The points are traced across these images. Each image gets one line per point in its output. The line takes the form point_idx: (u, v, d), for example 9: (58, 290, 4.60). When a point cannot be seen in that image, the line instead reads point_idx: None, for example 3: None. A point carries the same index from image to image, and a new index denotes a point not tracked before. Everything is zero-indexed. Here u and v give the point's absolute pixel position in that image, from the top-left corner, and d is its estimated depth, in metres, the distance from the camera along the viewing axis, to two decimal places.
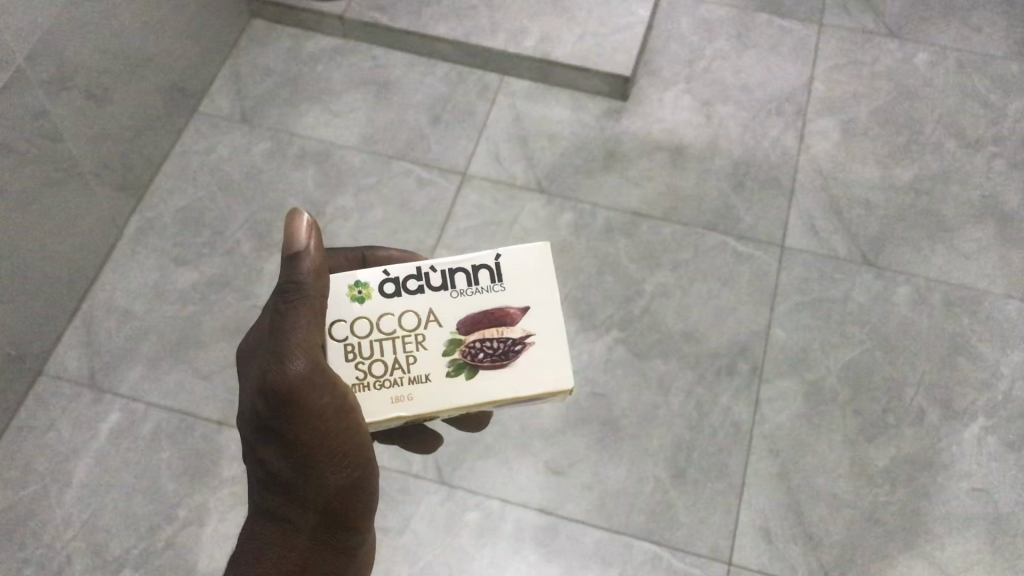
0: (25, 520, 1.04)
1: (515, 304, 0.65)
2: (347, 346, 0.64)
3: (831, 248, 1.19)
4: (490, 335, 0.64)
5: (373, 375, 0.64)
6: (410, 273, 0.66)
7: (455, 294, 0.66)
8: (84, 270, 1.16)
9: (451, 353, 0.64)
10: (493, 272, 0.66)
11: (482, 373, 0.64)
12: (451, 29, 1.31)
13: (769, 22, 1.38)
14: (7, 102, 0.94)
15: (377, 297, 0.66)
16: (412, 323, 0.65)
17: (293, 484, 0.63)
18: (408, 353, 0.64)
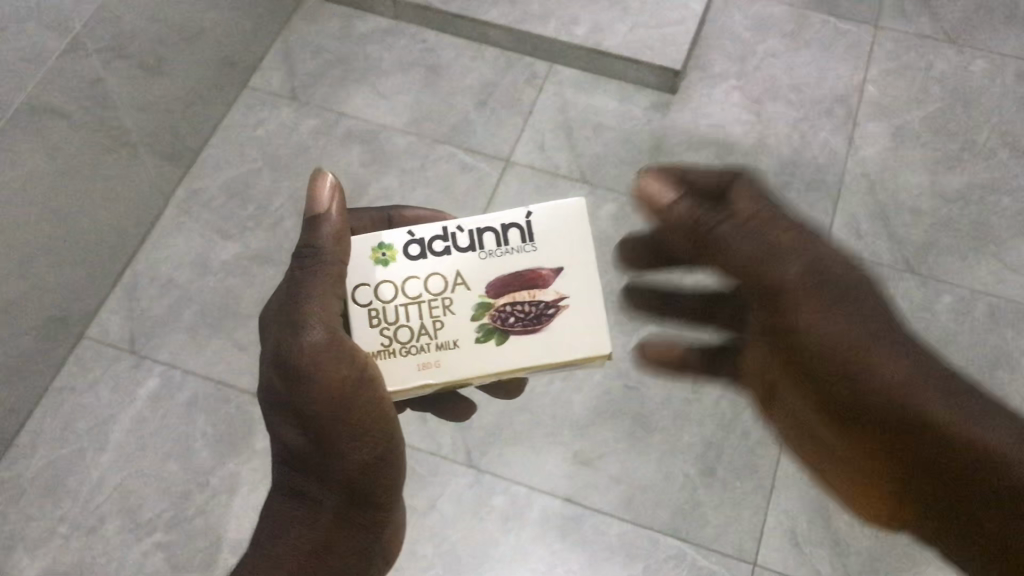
0: (62, 480, 1.06)
1: (547, 266, 0.64)
2: (370, 312, 0.63)
3: (874, 254, 1.18)
4: (520, 299, 0.63)
5: (398, 342, 0.63)
6: (436, 234, 0.65)
7: (485, 255, 0.64)
8: (130, 237, 1.18)
9: (480, 317, 0.63)
10: (523, 232, 0.64)
11: (513, 339, 0.62)
12: (502, 14, 1.31)
13: (824, 21, 1.36)
14: (61, 67, 0.96)
15: (402, 260, 0.65)
16: (438, 287, 0.64)
17: (314, 456, 0.64)
18: (435, 318, 0.63)
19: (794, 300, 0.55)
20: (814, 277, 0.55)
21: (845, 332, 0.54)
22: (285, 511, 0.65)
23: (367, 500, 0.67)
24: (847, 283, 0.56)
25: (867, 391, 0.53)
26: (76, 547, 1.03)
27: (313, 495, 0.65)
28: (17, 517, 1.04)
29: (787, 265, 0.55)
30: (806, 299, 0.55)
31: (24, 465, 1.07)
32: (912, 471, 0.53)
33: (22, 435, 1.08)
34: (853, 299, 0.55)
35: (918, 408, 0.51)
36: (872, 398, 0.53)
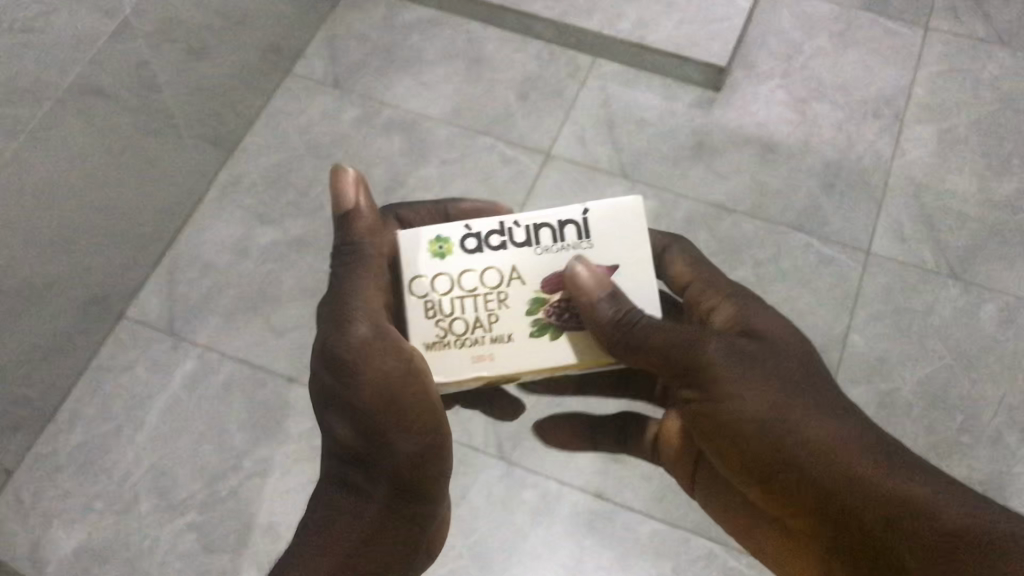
0: (98, 457, 1.08)
1: (600, 262, 0.71)
2: (428, 303, 0.70)
3: (917, 258, 1.16)
4: (570, 294, 0.71)
5: (453, 333, 0.70)
6: (493, 230, 0.72)
7: (540, 252, 0.72)
8: (172, 220, 1.19)
9: (534, 312, 0.70)
10: (578, 229, 0.72)
11: (561, 333, 0.71)
12: (547, 6, 1.30)
13: (873, 21, 1.34)
14: (111, 50, 0.96)
15: (459, 253, 0.71)
16: (494, 280, 0.71)
17: (363, 450, 0.67)
18: (489, 311, 0.70)
19: (716, 380, 0.65)
20: (732, 360, 0.65)
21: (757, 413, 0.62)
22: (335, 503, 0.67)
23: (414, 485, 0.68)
24: (761, 365, 0.65)
25: (784, 455, 0.61)
26: (110, 524, 1.04)
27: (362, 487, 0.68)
28: (54, 492, 1.06)
29: (707, 347, 0.66)
30: (723, 374, 0.64)
31: (62, 441, 1.08)
32: (828, 525, 0.59)
33: (60, 412, 1.10)
34: (767, 377, 0.64)
35: (838, 469, 0.58)
36: (801, 458, 0.60)
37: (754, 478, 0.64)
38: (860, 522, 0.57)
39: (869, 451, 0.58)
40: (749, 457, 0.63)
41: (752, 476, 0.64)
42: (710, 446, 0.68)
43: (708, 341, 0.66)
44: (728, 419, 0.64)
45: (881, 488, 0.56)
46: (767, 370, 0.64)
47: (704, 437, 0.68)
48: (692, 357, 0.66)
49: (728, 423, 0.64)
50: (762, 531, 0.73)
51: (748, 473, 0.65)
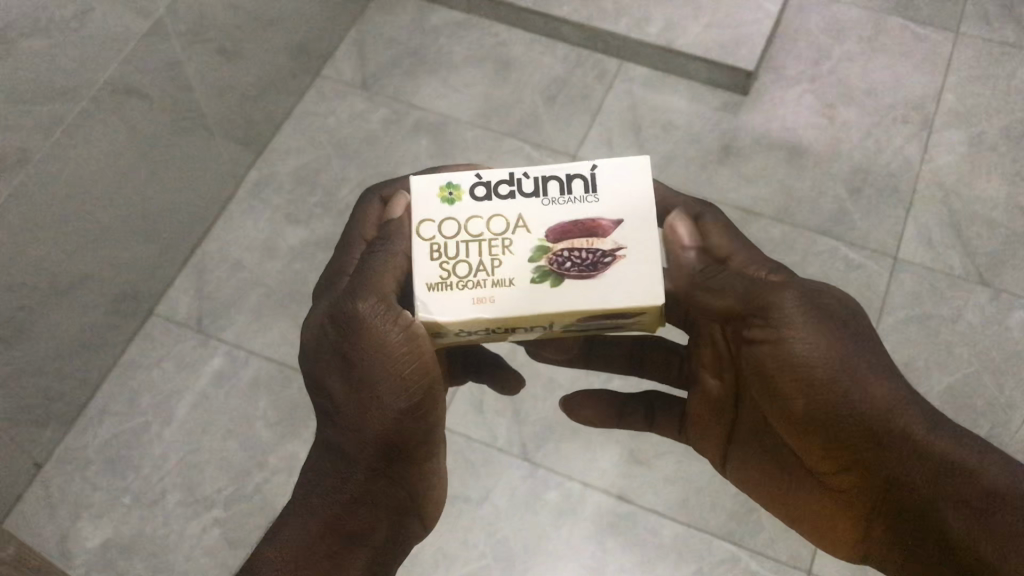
0: (126, 451, 1.09)
1: (608, 216, 0.61)
2: (433, 246, 0.61)
3: (945, 264, 1.16)
4: (578, 245, 0.60)
5: (456, 276, 0.60)
6: (502, 178, 0.62)
7: (548, 203, 0.61)
8: (202, 218, 1.21)
9: (537, 260, 0.60)
10: (587, 183, 0.62)
11: (568, 283, 0.59)
12: (575, 10, 1.31)
13: (903, 26, 1.33)
14: (147, 50, 0.97)
15: (467, 200, 0.62)
16: (500, 228, 0.61)
17: (351, 413, 0.61)
18: (493, 257, 0.60)
19: (790, 326, 0.59)
20: (810, 308, 0.59)
21: (824, 363, 0.58)
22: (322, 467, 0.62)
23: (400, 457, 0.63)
24: (837, 317, 0.60)
25: (854, 409, 0.57)
26: (137, 518, 1.06)
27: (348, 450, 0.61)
28: (83, 485, 1.07)
29: (785, 290, 0.60)
30: (797, 320, 0.59)
31: (91, 435, 1.10)
32: (880, 484, 0.57)
33: (90, 407, 1.11)
34: (841, 331, 0.59)
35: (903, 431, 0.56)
36: (858, 409, 0.57)
37: (810, 432, 0.59)
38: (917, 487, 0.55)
39: (932, 420, 0.56)
40: (811, 410, 0.59)
41: (811, 433, 0.59)
42: (771, 399, 0.62)
43: (784, 287, 0.61)
44: (793, 370, 0.59)
45: (934, 452, 0.55)
46: (842, 320, 0.60)
47: (763, 388, 0.62)
48: (768, 301, 0.60)
49: (792, 373, 0.59)
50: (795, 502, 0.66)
51: (807, 428, 0.59)
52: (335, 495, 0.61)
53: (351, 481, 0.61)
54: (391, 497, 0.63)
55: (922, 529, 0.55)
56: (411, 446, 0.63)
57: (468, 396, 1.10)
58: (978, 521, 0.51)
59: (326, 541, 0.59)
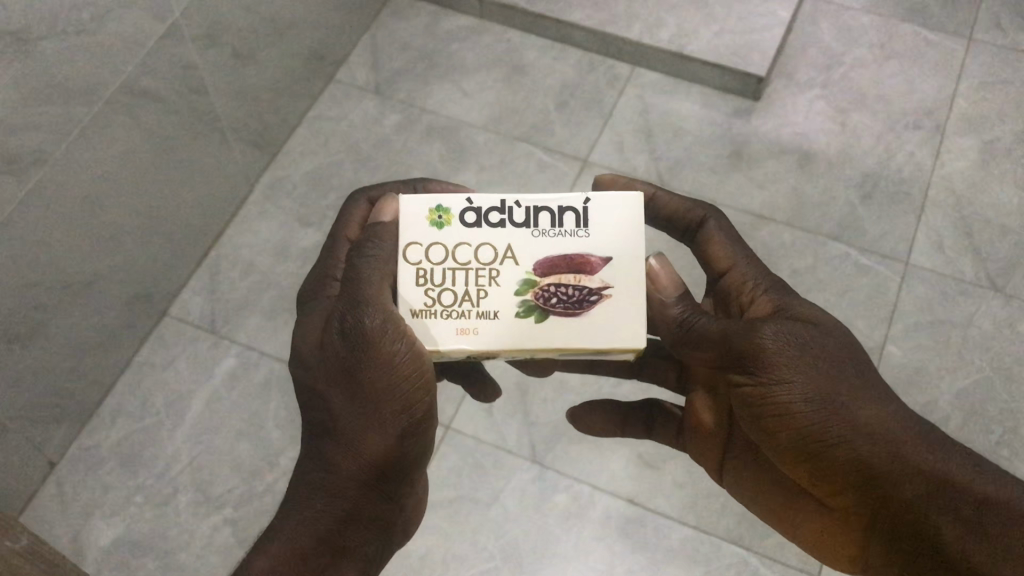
0: (138, 451, 1.10)
1: (596, 253, 0.62)
2: (419, 271, 0.62)
3: (957, 270, 1.16)
4: (566, 281, 0.61)
5: (441, 304, 0.61)
6: (494, 206, 0.63)
7: (538, 234, 0.62)
8: (215, 220, 1.22)
9: (523, 294, 0.61)
10: (579, 217, 0.62)
11: (552, 319, 0.61)
12: (587, 16, 1.31)
13: (916, 33, 1.33)
14: (161, 53, 0.98)
15: (457, 225, 0.62)
16: (488, 257, 0.62)
17: (351, 426, 0.59)
18: (479, 287, 0.62)
19: (771, 373, 0.58)
20: (788, 347, 0.58)
21: (807, 405, 0.57)
22: (311, 476, 0.59)
23: (396, 477, 0.60)
24: (814, 349, 0.59)
25: (846, 443, 0.56)
26: (148, 517, 1.06)
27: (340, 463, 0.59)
28: (96, 484, 1.08)
29: (761, 333, 0.59)
30: (779, 366, 0.58)
31: (103, 435, 1.11)
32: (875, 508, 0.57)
33: (103, 406, 1.12)
34: (820, 364, 0.58)
35: (894, 457, 0.55)
36: (852, 441, 0.56)
37: (801, 464, 0.59)
38: (911, 509, 0.55)
39: (919, 437, 0.56)
40: (800, 446, 0.58)
41: (804, 463, 0.59)
42: (760, 434, 0.61)
43: (760, 329, 0.59)
44: (778, 413, 0.58)
45: (921, 473, 0.55)
46: (819, 350, 0.59)
47: (750, 427, 0.62)
48: (748, 346, 0.59)
49: (778, 416, 0.58)
50: (796, 514, 0.66)
51: (798, 461, 0.59)
52: (329, 511, 0.58)
53: (345, 498, 0.58)
54: (383, 513, 0.61)
55: (920, 547, 0.55)
56: (408, 466, 0.61)
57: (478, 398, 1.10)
58: (977, 536, 0.53)
59: (318, 554, 0.57)
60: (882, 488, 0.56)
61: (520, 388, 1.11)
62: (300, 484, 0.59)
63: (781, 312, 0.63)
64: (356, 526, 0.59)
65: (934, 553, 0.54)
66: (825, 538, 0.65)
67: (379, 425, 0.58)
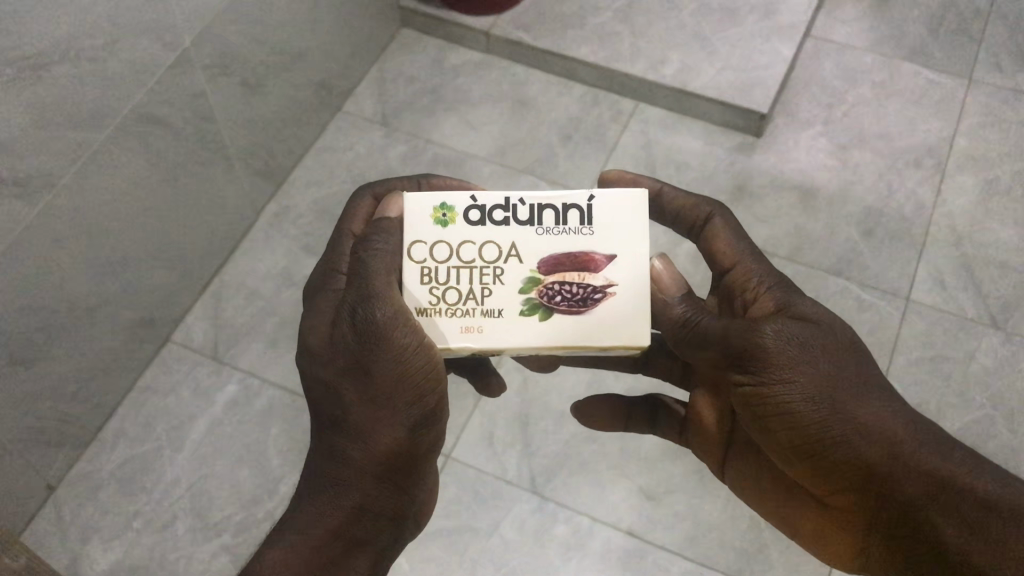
0: (138, 476, 1.09)
1: (600, 251, 0.63)
2: (424, 269, 0.63)
3: (958, 307, 1.16)
4: (570, 279, 0.62)
5: (446, 302, 0.62)
6: (498, 204, 0.64)
7: (542, 232, 0.63)
8: (222, 246, 1.22)
9: (528, 292, 0.62)
10: (582, 215, 0.63)
11: (556, 317, 0.62)
12: (592, 52, 1.33)
13: (917, 73, 1.35)
14: (173, 80, 0.99)
15: (461, 223, 0.63)
16: (492, 255, 0.63)
17: (363, 420, 0.59)
18: (484, 285, 0.62)
19: (770, 372, 0.58)
20: (789, 346, 0.59)
21: (808, 404, 0.58)
22: (323, 468, 0.60)
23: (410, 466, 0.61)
24: (816, 348, 0.59)
25: (847, 443, 0.57)
26: (146, 542, 1.06)
27: (353, 455, 0.59)
28: (94, 508, 1.07)
29: (761, 332, 0.59)
30: (779, 366, 0.58)
31: (104, 459, 1.10)
32: (872, 503, 0.58)
33: (104, 431, 1.12)
34: (820, 361, 0.59)
35: (895, 455, 0.56)
36: (854, 441, 0.57)
37: (801, 461, 0.60)
38: (913, 504, 0.56)
39: (920, 435, 0.57)
40: (798, 444, 0.59)
41: (805, 461, 0.60)
42: (760, 433, 0.62)
43: (761, 327, 0.60)
44: (777, 412, 0.59)
45: (920, 470, 0.56)
46: (820, 349, 0.59)
47: (751, 425, 0.62)
48: (747, 346, 0.60)
49: (777, 414, 0.59)
50: (795, 510, 0.67)
51: (797, 458, 0.60)
52: (335, 505, 0.59)
53: (352, 491, 0.59)
54: (393, 503, 0.61)
55: (915, 544, 0.57)
56: (421, 457, 0.61)
57: (479, 428, 1.10)
58: (976, 535, 0.53)
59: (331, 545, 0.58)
60: (883, 485, 0.57)
61: (522, 418, 1.11)
62: (312, 477, 0.60)
63: (783, 310, 0.63)
64: (366, 518, 0.60)
65: (931, 549, 0.55)
66: (825, 536, 0.66)
67: (388, 418, 0.59)
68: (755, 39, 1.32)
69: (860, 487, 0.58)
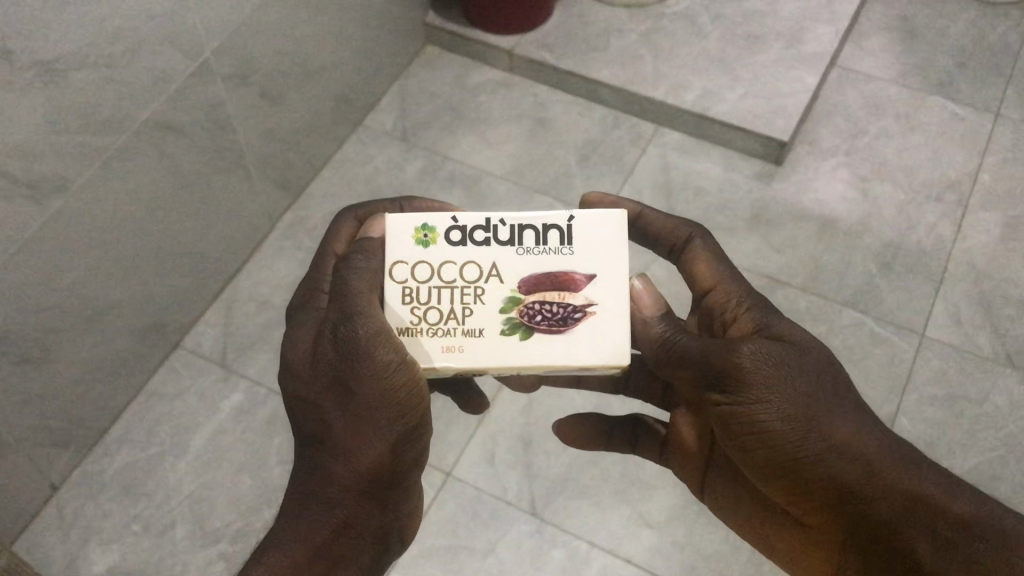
0: (140, 479, 1.10)
1: (580, 270, 0.63)
2: (405, 289, 0.63)
3: (974, 344, 1.14)
4: (550, 299, 0.62)
5: (427, 322, 0.62)
6: (478, 224, 0.64)
7: (522, 252, 0.63)
8: (235, 255, 1.23)
9: (508, 311, 0.62)
10: (562, 235, 0.64)
11: (537, 337, 0.62)
12: (613, 74, 1.33)
13: (943, 106, 1.33)
14: (192, 88, 1.00)
15: (442, 243, 0.64)
16: (473, 275, 0.63)
17: (345, 437, 0.59)
18: (464, 305, 0.63)
19: (747, 391, 0.58)
20: (766, 366, 0.58)
21: (785, 424, 0.57)
22: (305, 488, 0.59)
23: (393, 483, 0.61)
24: (793, 367, 0.59)
25: (824, 464, 0.57)
26: (143, 546, 1.06)
27: (334, 474, 0.59)
28: (96, 511, 1.08)
29: (739, 351, 0.59)
30: (756, 386, 0.58)
31: (107, 461, 1.11)
32: (850, 522, 0.57)
33: (110, 433, 1.13)
34: (799, 382, 0.58)
35: (871, 477, 0.56)
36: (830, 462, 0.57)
37: (778, 481, 0.60)
38: (888, 527, 0.56)
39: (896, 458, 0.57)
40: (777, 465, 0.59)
41: (782, 481, 0.60)
42: (739, 453, 0.62)
43: (739, 347, 0.59)
44: (755, 431, 0.59)
45: (895, 490, 0.56)
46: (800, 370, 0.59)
47: (729, 445, 0.62)
48: (725, 364, 0.59)
49: (755, 434, 0.59)
50: (774, 529, 0.67)
51: (775, 478, 0.60)
52: (319, 523, 0.58)
53: (340, 507, 0.59)
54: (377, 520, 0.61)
55: (890, 564, 0.56)
56: (404, 473, 0.61)
57: (481, 447, 1.10)
58: (952, 557, 0.54)
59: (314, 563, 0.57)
60: (859, 506, 0.57)
61: (524, 438, 1.10)
62: (294, 496, 0.59)
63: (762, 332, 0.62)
64: (347, 535, 0.59)
65: (908, 572, 0.55)
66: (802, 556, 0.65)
67: (371, 435, 0.59)
68: (778, 67, 1.31)
69: (834, 509, 0.58)
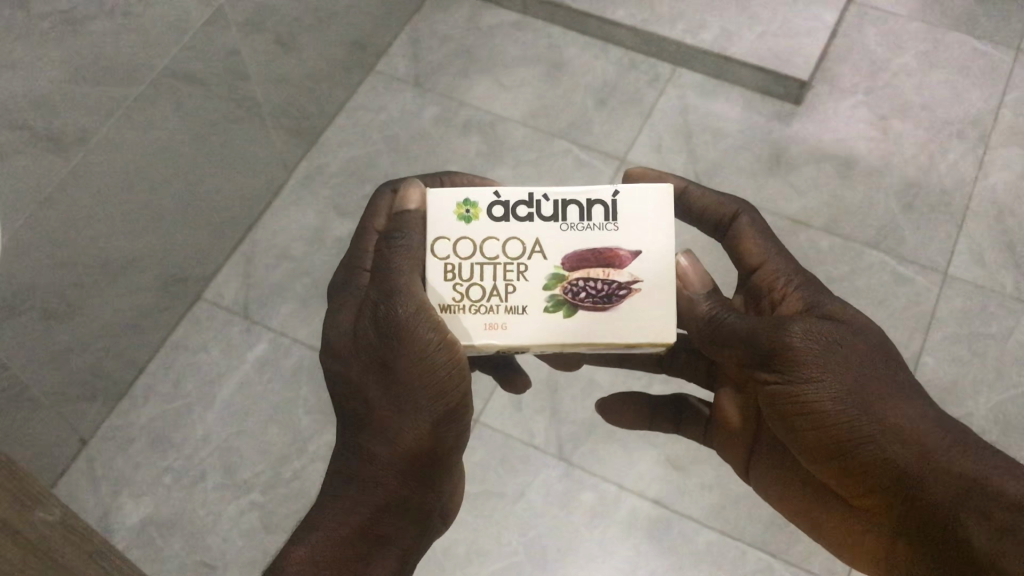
0: (169, 432, 1.11)
1: (625, 247, 0.62)
2: (447, 266, 0.63)
3: (997, 282, 1.14)
4: (594, 275, 0.62)
5: (469, 300, 0.62)
6: (521, 200, 0.64)
7: (566, 228, 0.63)
8: (253, 206, 1.22)
9: (552, 288, 0.62)
10: (607, 211, 0.63)
11: (582, 314, 0.62)
12: (630, 15, 1.31)
13: (964, 43, 1.31)
14: (208, 36, 0.98)
15: (484, 219, 0.63)
16: (516, 251, 0.63)
17: (388, 416, 0.60)
18: (507, 282, 0.62)
19: (798, 370, 0.60)
20: (818, 345, 0.60)
21: (836, 402, 0.59)
22: (348, 468, 0.61)
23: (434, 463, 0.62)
24: (843, 347, 0.60)
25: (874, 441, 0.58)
26: (176, 498, 1.07)
27: (376, 452, 0.60)
28: (126, 463, 1.09)
29: (791, 331, 0.61)
30: (807, 363, 0.59)
31: (135, 414, 1.11)
32: (899, 507, 0.58)
33: (135, 386, 1.13)
34: (851, 362, 0.60)
35: (926, 456, 0.57)
36: (880, 438, 0.58)
37: (827, 461, 0.61)
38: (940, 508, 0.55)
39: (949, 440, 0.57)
40: (828, 443, 0.60)
41: (834, 461, 0.60)
42: (789, 433, 0.63)
43: (790, 326, 0.61)
44: (807, 408, 0.60)
45: (949, 470, 0.56)
46: (850, 349, 0.60)
47: (778, 426, 0.63)
48: (776, 344, 0.61)
49: (807, 411, 0.60)
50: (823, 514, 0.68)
51: (825, 458, 0.61)
52: (360, 502, 0.60)
53: (378, 488, 0.60)
54: (419, 499, 0.62)
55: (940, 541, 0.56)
56: (446, 453, 0.62)
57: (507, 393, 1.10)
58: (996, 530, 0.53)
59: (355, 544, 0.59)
60: (912, 486, 0.57)
61: (551, 384, 1.10)
62: (338, 476, 0.61)
63: (812, 310, 0.64)
64: (390, 514, 0.61)
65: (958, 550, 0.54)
66: (852, 541, 0.66)
67: (412, 413, 0.59)
68: (797, 4, 1.29)
69: (885, 487, 0.58)
